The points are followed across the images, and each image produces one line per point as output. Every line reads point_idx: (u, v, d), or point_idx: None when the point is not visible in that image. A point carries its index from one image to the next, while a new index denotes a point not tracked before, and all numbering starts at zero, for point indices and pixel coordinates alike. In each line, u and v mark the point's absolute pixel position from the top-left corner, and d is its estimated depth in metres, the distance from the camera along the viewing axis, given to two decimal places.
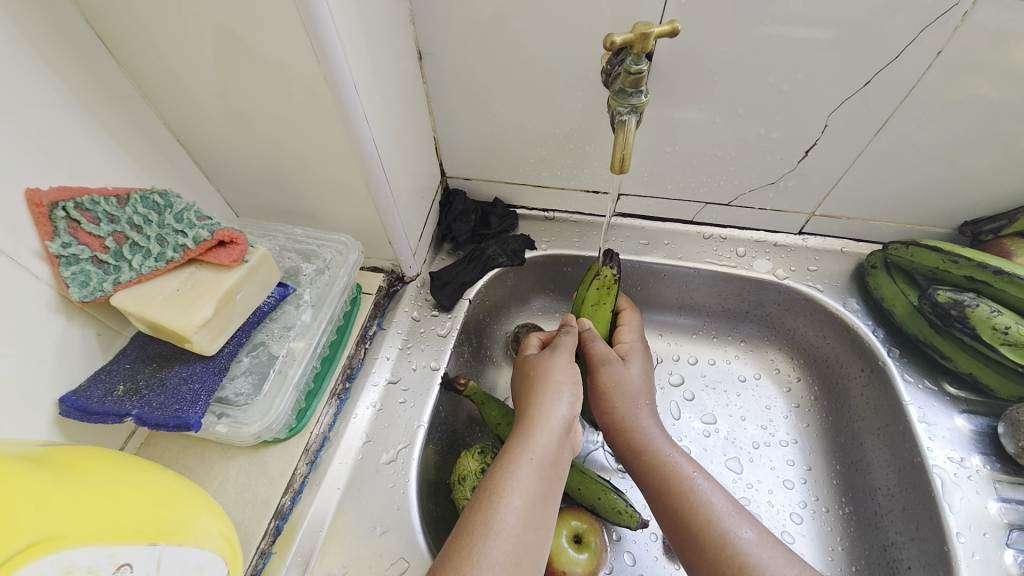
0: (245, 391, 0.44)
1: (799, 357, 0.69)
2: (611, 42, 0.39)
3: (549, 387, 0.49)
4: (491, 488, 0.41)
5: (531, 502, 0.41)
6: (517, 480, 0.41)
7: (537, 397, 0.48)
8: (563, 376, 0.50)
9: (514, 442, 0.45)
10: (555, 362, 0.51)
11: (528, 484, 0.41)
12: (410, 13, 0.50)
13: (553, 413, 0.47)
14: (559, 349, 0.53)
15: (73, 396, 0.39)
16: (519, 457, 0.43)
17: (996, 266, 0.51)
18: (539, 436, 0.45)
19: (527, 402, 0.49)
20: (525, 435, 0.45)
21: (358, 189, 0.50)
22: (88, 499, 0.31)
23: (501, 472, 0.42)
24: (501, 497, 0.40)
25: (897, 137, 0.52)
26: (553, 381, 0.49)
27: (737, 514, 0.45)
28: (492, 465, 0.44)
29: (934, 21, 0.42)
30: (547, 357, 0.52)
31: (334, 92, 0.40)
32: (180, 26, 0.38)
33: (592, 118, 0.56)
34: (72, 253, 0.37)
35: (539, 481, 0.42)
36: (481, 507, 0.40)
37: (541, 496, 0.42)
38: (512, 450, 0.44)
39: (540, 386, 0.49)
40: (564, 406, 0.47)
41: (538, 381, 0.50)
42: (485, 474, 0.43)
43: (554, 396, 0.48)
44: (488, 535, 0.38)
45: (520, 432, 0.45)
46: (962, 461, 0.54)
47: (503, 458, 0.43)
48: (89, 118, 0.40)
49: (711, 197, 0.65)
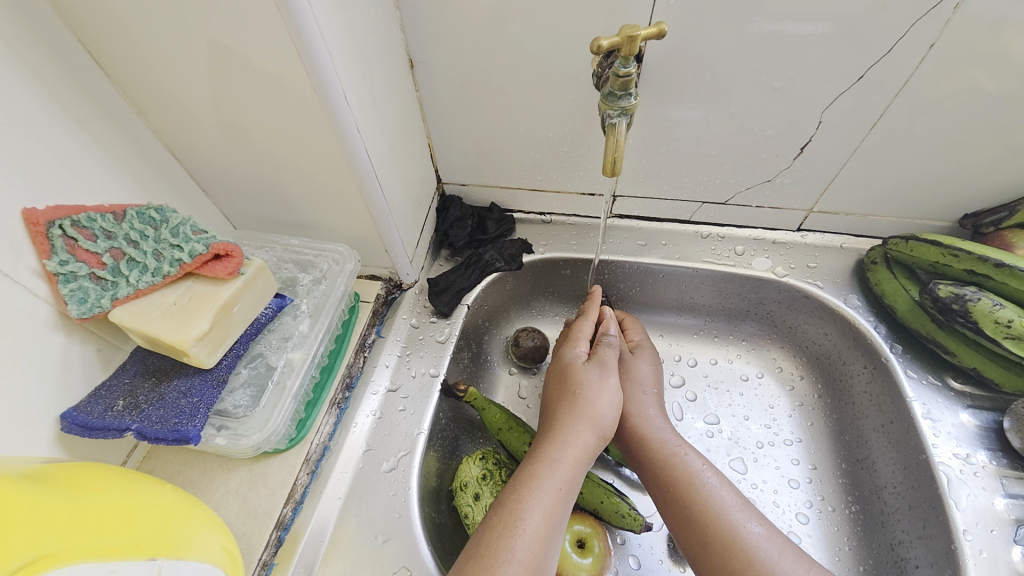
0: (244, 403, 0.44)
1: (802, 355, 0.69)
2: (598, 46, 0.39)
3: (584, 415, 0.47)
4: (512, 510, 0.41)
5: (551, 528, 0.41)
6: (540, 507, 0.41)
7: (567, 421, 0.47)
8: (606, 412, 0.48)
9: (537, 465, 0.44)
10: (607, 392, 0.49)
11: (550, 512, 0.41)
12: (400, 22, 0.50)
13: (577, 441, 0.46)
14: (605, 369, 0.50)
15: (74, 413, 0.39)
16: (543, 483, 0.43)
17: (997, 260, 0.51)
18: (564, 462, 0.44)
19: (555, 422, 0.48)
20: (551, 460, 0.44)
21: (352, 199, 0.51)
22: (88, 515, 0.31)
23: (520, 497, 0.42)
24: (520, 524, 0.40)
25: (894, 130, 0.52)
26: (593, 412, 0.47)
27: (746, 508, 0.44)
28: (509, 489, 0.43)
29: (926, 12, 0.42)
30: (596, 380, 0.49)
31: (325, 103, 0.41)
32: (172, 43, 0.38)
33: (584, 121, 0.56)
34: (70, 271, 0.37)
35: (560, 507, 0.42)
36: (500, 531, 0.40)
37: (560, 523, 0.42)
38: (535, 474, 0.43)
39: (574, 410, 0.48)
40: (595, 437, 0.47)
41: (576, 405, 0.48)
42: (503, 495, 0.43)
43: (587, 426, 0.47)
44: (509, 560, 0.38)
45: (544, 455, 0.45)
46: (968, 457, 0.53)
47: (525, 481, 0.43)
48: (83, 136, 0.41)
49: (707, 196, 0.64)
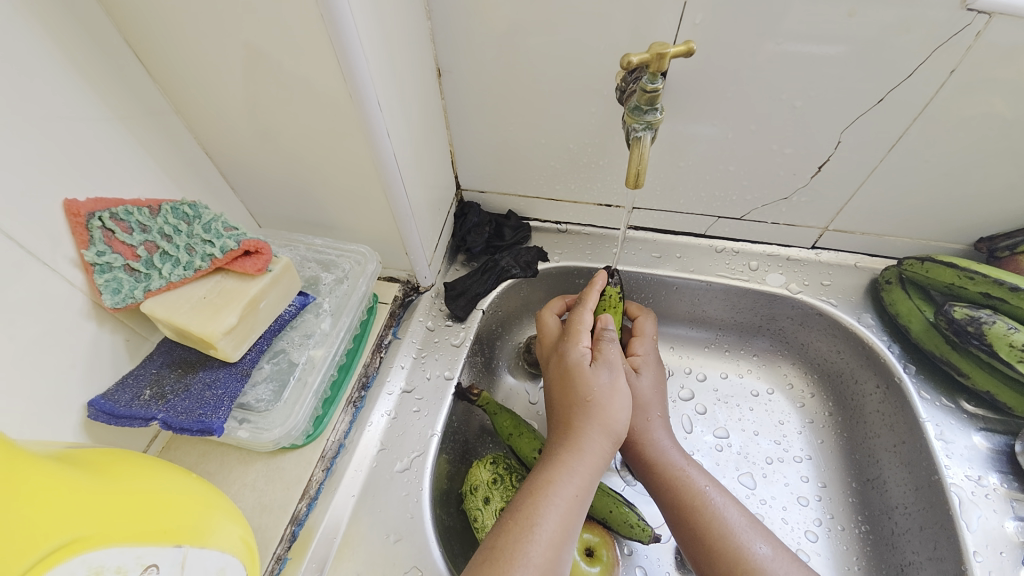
0: (266, 397, 0.45)
1: (813, 372, 0.69)
2: (628, 61, 0.40)
3: (599, 421, 0.47)
4: (528, 514, 0.41)
5: (566, 533, 0.41)
6: (554, 512, 0.42)
7: (582, 427, 0.47)
8: (621, 417, 0.47)
9: (553, 471, 0.44)
10: (618, 394, 0.48)
11: (565, 517, 0.42)
12: (431, 33, 0.52)
13: (594, 449, 0.46)
14: (611, 368, 0.49)
15: (101, 400, 0.40)
16: (558, 489, 0.43)
17: (1013, 283, 0.51)
18: (580, 469, 0.44)
19: (569, 427, 0.47)
20: (567, 467, 0.44)
21: (377, 202, 0.52)
22: (119, 499, 0.32)
23: (536, 502, 0.42)
24: (536, 528, 0.40)
25: (911, 153, 0.53)
26: (606, 419, 0.47)
27: (753, 528, 0.45)
28: (524, 492, 0.44)
29: (948, 39, 0.43)
30: (604, 381, 0.49)
31: (358, 107, 0.42)
32: (214, 44, 0.40)
33: (605, 134, 0.57)
34: (106, 261, 0.39)
35: (575, 513, 0.43)
36: (516, 535, 0.40)
37: (574, 528, 0.42)
38: (551, 480, 0.44)
39: (588, 417, 0.47)
40: (610, 443, 0.47)
41: (590, 411, 0.47)
42: (518, 499, 0.44)
43: (601, 433, 0.46)
44: (524, 564, 0.38)
45: (561, 461, 0.45)
46: (979, 479, 0.53)
47: (540, 486, 0.43)
48: (123, 131, 0.42)
49: (724, 211, 0.65)
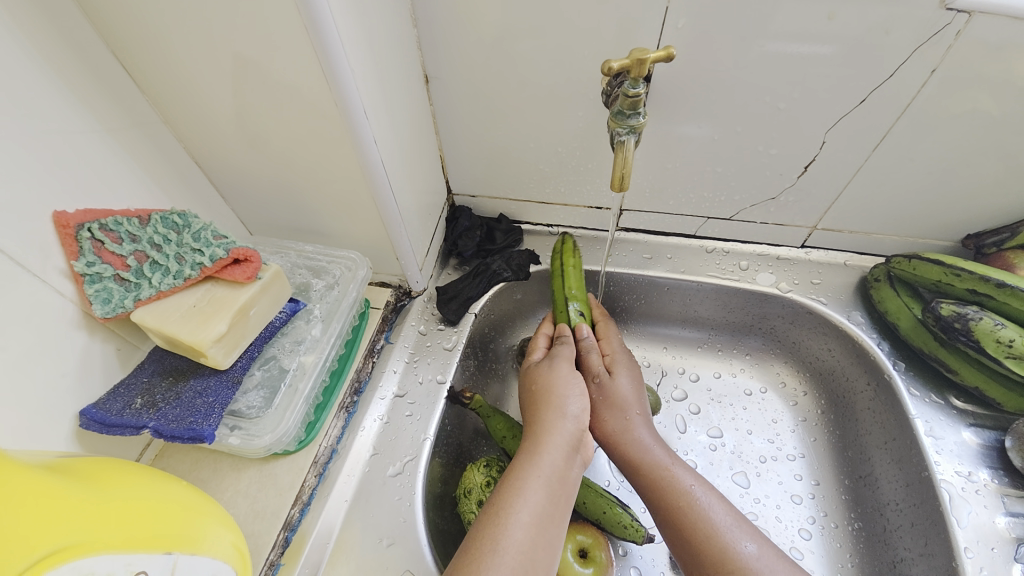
0: (257, 404, 0.45)
1: (805, 371, 0.69)
2: (608, 67, 0.41)
3: (557, 406, 0.49)
4: (500, 504, 0.42)
5: (539, 519, 0.41)
6: (527, 499, 0.42)
7: (544, 417, 0.49)
8: (571, 398, 0.50)
9: (522, 460, 0.46)
10: (561, 378, 0.52)
11: (537, 502, 0.42)
12: (418, 40, 0.52)
13: (561, 433, 0.47)
14: (557, 359, 0.54)
15: (93, 409, 0.40)
16: (528, 475, 0.44)
17: (999, 280, 0.52)
18: (549, 456, 0.45)
19: (534, 421, 0.50)
20: (535, 454, 0.46)
21: (366, 208, 0.52)
22: (108, 507, 0.33)
23: (509, 489, 0.43)
24: (508, 514, 0.41)
25: (896, 151, 0.53)
26: (560, 400, 0.50)
27: (739, 526, 0.45)
28: (500, 483, 0.44)
29: (929, 38, 0.43)
30: (548, 368, 0.54)
31: (344, 115, 0.42)
32: (201, 56, 0.40)
33: (593, 137, 0.58)
34: (95, 272, 0.39)
35: (547, 500, 0.43)
36: (490, 523, 0.41)
37: (550, 515, 0.42)
38: (521, 468, 0.45)
39: (545, 404, 0.50)
40: (572, 426, 0.48)
41: (546, 399, 0.51)
42: (499, 484, 0.44)
43: (563, 417, 0.49)
44: (497, 550, 0.39)
45: (529, 450, 0.46)
46: (970, 475, 0.54)
47: (512, 475, 0.44)
48: (112, 143, 0.43)
49: (713, 212, 0.65)
